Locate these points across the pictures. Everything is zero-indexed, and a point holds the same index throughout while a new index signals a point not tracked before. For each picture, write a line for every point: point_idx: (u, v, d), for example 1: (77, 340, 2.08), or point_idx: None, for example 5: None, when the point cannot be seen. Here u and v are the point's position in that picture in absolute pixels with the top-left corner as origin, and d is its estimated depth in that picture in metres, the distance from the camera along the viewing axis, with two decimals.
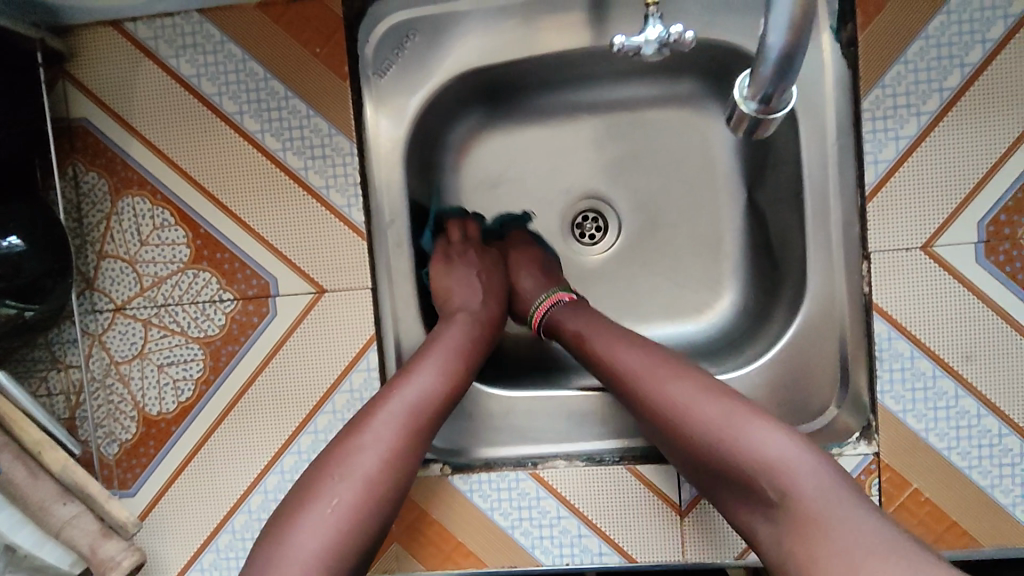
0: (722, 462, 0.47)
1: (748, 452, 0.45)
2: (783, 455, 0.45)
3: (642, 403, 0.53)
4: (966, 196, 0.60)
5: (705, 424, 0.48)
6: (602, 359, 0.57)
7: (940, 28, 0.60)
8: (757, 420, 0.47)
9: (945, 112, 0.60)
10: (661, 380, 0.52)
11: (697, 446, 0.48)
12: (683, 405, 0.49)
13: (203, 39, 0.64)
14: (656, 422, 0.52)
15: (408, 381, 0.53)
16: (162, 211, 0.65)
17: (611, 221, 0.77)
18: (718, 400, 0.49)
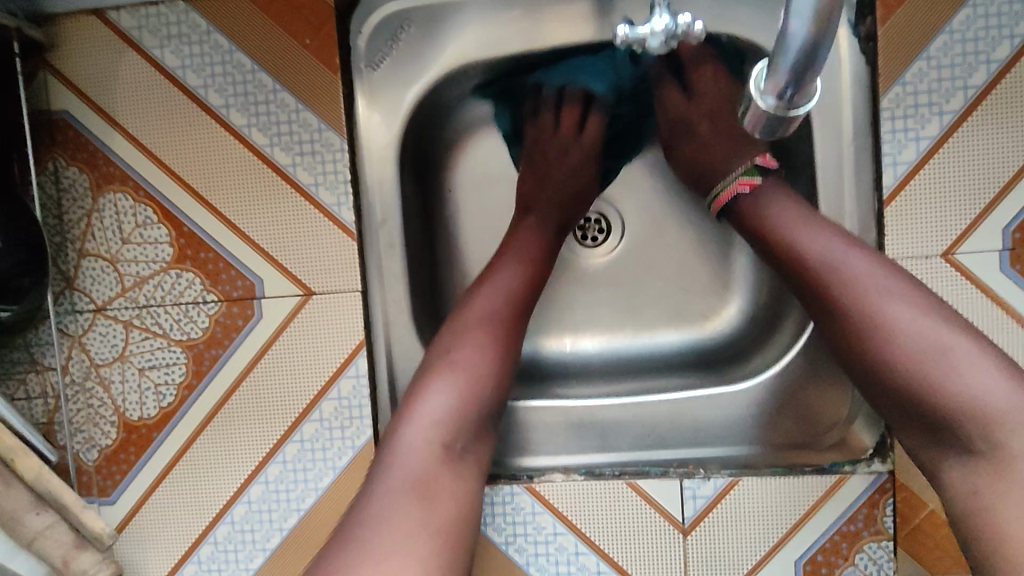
0: (871, 334, 0.46)
1: (906, 332, 0.45)
2: (945, 339, 0.45)
3: (842, 310, 0.48)
4: (991, 201, 0.57)
5: (921, 349, 0.45)
6: (758, 221, 0.54)
7: (965, 22, 0.56)
8: (978, 361, 0.44)
9: (969, 111, 0.57)
10: (876, 299, 0.47)
11: (851, 316, 0.47)
12: (847, 271, 0.48)
13: (188, 28, 0.62)
14: (846, 326, 0.48)
15: (486, 294, 0.58)
16: (145, 208, 0.63)
17: (614, 223, 0.73)
18: (937, 326, 0.45)
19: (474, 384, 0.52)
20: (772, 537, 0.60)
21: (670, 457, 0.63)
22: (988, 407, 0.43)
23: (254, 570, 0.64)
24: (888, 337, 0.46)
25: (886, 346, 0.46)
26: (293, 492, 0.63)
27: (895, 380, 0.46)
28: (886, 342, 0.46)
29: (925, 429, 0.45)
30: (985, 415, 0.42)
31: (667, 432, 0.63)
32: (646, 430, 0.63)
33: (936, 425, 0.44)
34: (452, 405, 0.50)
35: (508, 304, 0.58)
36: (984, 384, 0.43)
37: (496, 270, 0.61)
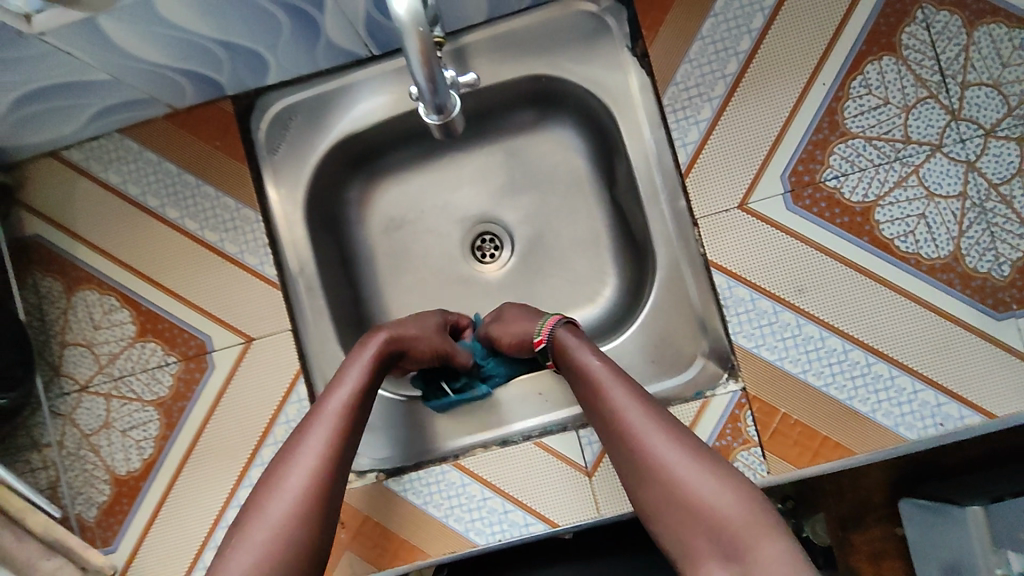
0: (645, 466, 0.54)
1: (669, 461, 0.53)
2: (713, 478, 0.52)
3: (622, 446, 0.56)
4: (766, 156, 0.71)
5: (684, 480, 0.52)
6: (581, 371, 0.62)
7: (712, 29, 0.73)
8: (735, 489, 0.51)
9: (731, 93, 0.72)
10: (648, 434, 0.55)
11: (629, 449, 0.55)
12: (625, 415, 0.56)
13: (125, 151, 0.78)
14: (631, 462, 0.55)
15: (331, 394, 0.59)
16: (109, 297, 0.77)
17: (503, 238, 0.88)
18: (701, 465, 0.53)
19: (313, 472, 0.53)
20: None
21: (567, 416, 0.74)
22: (732, 527, 0.49)
23: None
24: (656, 473, 0.53)
25: (655, 477, 0.53)
26: None
27: (672, 510, 0.52)
28: (648, 466, 0.54)
29: (705, 552, 0.50)
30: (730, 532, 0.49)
31: (561, 395, 0.76)
32: (543, 398, 0.76)
33: (708, 548, 0.50)
34: (296, 491, 0.52)
35: (355, 394, 0.59)
36: (743, 514, 0.50)
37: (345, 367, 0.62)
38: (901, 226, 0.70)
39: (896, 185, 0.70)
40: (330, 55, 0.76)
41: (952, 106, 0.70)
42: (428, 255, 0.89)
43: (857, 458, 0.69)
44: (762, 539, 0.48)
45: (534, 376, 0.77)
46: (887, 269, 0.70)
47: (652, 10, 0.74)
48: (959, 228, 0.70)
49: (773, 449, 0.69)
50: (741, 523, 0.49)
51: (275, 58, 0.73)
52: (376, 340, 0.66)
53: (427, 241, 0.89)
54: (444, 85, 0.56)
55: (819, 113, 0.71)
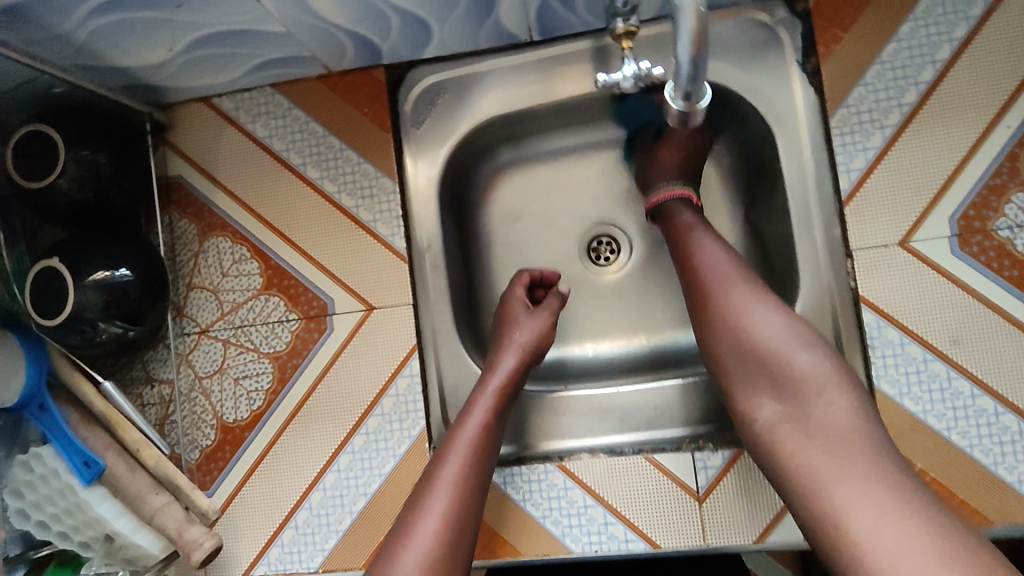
0: (725, 320, 0.60)
1: (762, 333, 0.57)
2: (790, 338, 0.57)
3: (703, 302, 0.62)
4: (936, 195, 0.67)
5: (764, 334, 0.57)
6: (689, 260, 0.66)
7: (893, 54, 0.69)
8: (805, 344, 0.56)
9: (906, 124, 0.68)
10: (734, 290, 0.61)
11: (724, 321, 0.60)
12: (715, 271, 0.63)
13: (274, 107, 0.78)
14: (711, 313, 0.61)
15: (463, 426, 0.63)
16: (240, 247, 0.78)
17: (623, 241, 0.87)
18: (780, 319, 0.58)
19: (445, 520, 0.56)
20: (777, 499, 0.67)
21: (682, 434, 0.72)
22: (818, 389, 0.54)
23: (329, 548, 0.74)
24: (751, 341, 0.57)
25: (746, 347, 0.57)
26: (360, 478, 0.74)
27: (743, 359, 0.58)
28: (728, 315, 0.59)
29: (760, 384, 0.56)
30: (815, 396, 0.53)
31: (678, 412, 0.73)
32: (659, 412, 0.73)
33: (772, 383, 0.56)
34: (432, 535, 0.55)
35: (479, 436, 0.62)
36: (834, 391, 0.54)
37: (476, 397, 0.66)
38: None
39: None
40: (491, 36, 0.74)
41: None
42: (546, 249, 0.88)
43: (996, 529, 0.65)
44: (820, 381, 0.54)
45: (651, 389, 0.74)
46: None
47: (831, 27, 0.71)
48: None
49: None
50: (828, 395, 0.53)
51: (440, 31, 0.71)
52: (508, 358, 0.70)
53: (546, 235, 0.88)
54: (704, 75, 0.51)
55: (999, 158, 0.67)
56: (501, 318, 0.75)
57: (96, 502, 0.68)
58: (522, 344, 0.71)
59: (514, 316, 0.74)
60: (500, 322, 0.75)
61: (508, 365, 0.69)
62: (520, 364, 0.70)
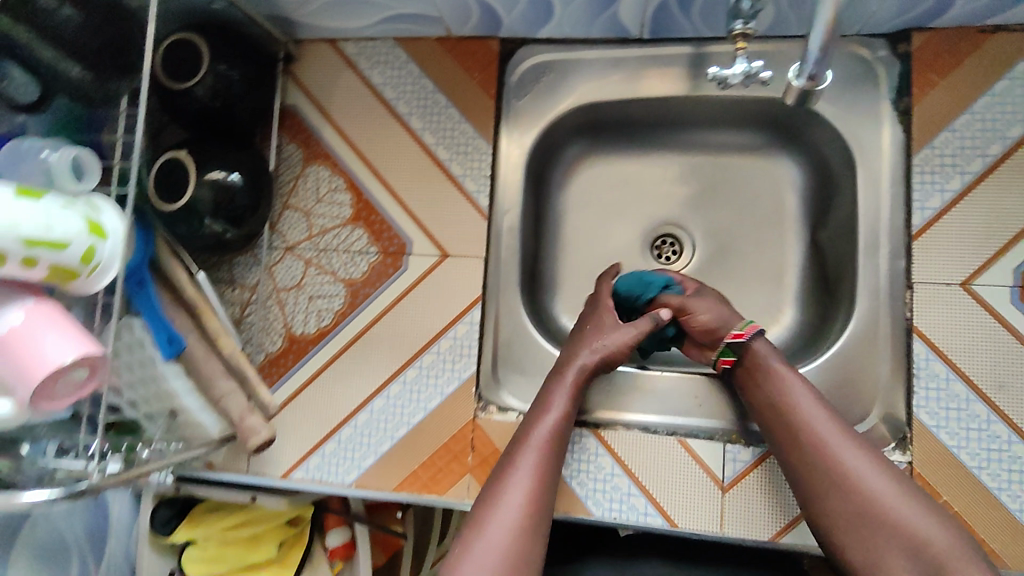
0: (840, 474, 0.63)
1: (848, 460, 0.63)
2: (903, 495, 0.61)
3: (808, 454, 0.65)
4: (1005, 245, 0.70)
5: (876, 490, 0.61)
6: (771, 376, 0.69)
7: (985, 106, 0.71)
8: (913, 501, 0.61)
9: (986, 174, 0.71)
10: (840, 445, 0.64)
11: (830, 470, 0.63)
12: (815, 421, 0.65)
13: (392, 58, 0.85)
14: (817, 466, 0.64)
15: (541, 418, 0.69)
16: (338, 179, 0.84)
17: (687, 244, 0.90)
18: (890, 481, 0.62)
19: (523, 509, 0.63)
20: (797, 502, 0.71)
21: (715, 426, 0.76)
22: (924, 538, 0.59)
23: (366, 467, 0.80)
24: (835, 463, 0.63)
25: (858, 497, 0.61)
26: (407, 408, 0.80)
27: (861, 517, 0.61)
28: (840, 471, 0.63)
29: (880, 542, 0.60)
30: (924, 544, 0.58)
31: (715, 404, 0.77)
32: (698, 402, 0.77)
33: (890, 541, 0.60)
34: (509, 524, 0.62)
35: (558, 425, 0.69)
36: (909, 514, 0.60)
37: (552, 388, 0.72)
38: None
39: None
40: (605, 27, 0.79)
41: None
42: (613, 236, 0.92)
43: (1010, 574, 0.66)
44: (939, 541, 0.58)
45: (692, 379, 0.78)
46: None
47: (928, 71, 0.73)
48: None
49: None
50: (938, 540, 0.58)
51: (561, 14, 0.77)
52: (592, 352, 0.73)
53: (615, 224, 0.92)
54: (830, 61, 0.61)
55: None
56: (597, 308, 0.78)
57: (172, 376, 0.74)
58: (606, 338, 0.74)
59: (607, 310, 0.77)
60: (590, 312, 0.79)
61: (590, 359, 0.73)
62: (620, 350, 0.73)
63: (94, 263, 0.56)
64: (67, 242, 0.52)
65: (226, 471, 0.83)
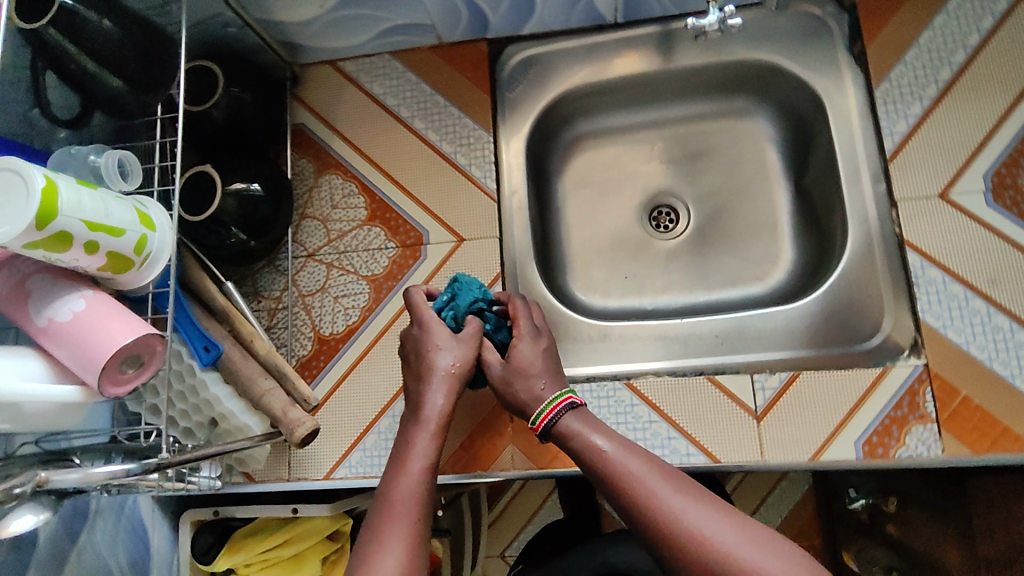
0: (661, 524, 0.55)
1: (670, 504, 0.56)
2: (737, 531, 0.54)
3: (630, 509, 0.58)
4: (971, 155, 0.77)
5: (704, 533, 0.54)
6: (586, 445, 0.63)
7: (929, 39, 0.80)
8: (751, 535, 0.54)
9: (943, 96, 0.79)
10: (656, 489, 0.57)
11: (650, 520, 0.56)
12: (631, 470, 0.59)
13: (390, 70, 0.91)
14: (639, 521, 0.57)
15: (403, 473, 0.62)
16: (351, 184, 0.89)
17: (682, 211, 0.97)
18: (719, 517, 0.55)
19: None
20: (832, 418, 0.73)
21: (740, 362, 0.79)
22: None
23: None
24: (666, 522, 0.55)
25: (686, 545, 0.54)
26: None
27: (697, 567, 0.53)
28: (662, 519, 0.55)
29: None
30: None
31: (735, 341, 0.80)
32: (720, 340, 0.80)
33: None
34: None
35: (423, 480, 0.62)
36: (763, 560, 0.52)
37: (411, 437, 0.66)
38: None
39: None
40: (582, 16, 0.88)
41: None
42: (613, 212, 0.98)
43: None
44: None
45: (711, 322, 0.81)
46: None
47: (874, 17, 0.82)
48: None
49: (948, 428, 0.71)
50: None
51: (542, 7, 0.85)
52: (444, 385, 0.69)
53: (614, 201, 0.98)
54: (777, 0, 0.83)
55: None
56: (427, 338, 0.72)
57: (212, 383, 0.76)
58: (454, 360, 0.70)
59: (440, 337, 0.71)
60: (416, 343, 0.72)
61: (443, 389, 0.68)
62: (448, 391, 0.69)
63: (145, 254, 0.59)
64: (124, 229, 0.55)
65: (267, 480, 0.82)
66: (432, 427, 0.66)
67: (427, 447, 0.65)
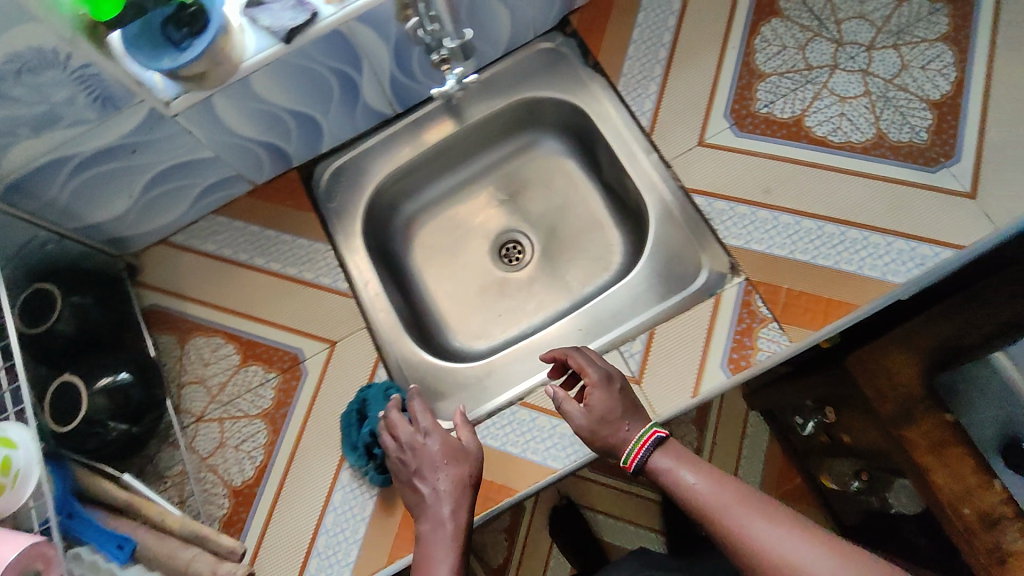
0: (747, 552, 0.60)
1: (758, 533, 0.61)
2: (816, 552, 0.58)
3: (721, 539, 0.63)
4: (708, 104, 0.92)
5: (787, 556, 0.59)
6: (671, 481, 0.68)
7: (639, 34, 0.97)
8: (831, 554, 0.58)
9: (668, 70, 0.95)
10: (744, 519, 0.62)
11: (740, 549, 0.61)
12: (717, 503, 0.64)
13: (218, 227, 0.99)
14: (732, 550, 0.62)
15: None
16: (216, 337, 0.93)
17: (525, 240, 1.08)
18: (801, 541, 0.59)
19: None
20: (696, 352, 0.82)
21: (607, 340, 0.86)
22: None
23: (354, 560, 0.80)
24: (756, 553, 0.60)
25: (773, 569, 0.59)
26: (366, 486, 0.83)
27: None
28: (750, 549, 0.60)
29: None
30: None
31: (595, 327, 0.89)
32: (583, 331, 0.90)
33: None
34: None
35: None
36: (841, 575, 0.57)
37: (435, 553, 0.69)
38: (830, 125, 0.88)
39: (814, 99, 0.90)
40: (366, 118, 0.99)
41: (834, 38, 0.93)
42: (467, 266, 1.07)
43: (863, 310, 0.81)
44: None
45: (572, 319, 0.90)
46: (830, 159, 0.87)
47: (592, 33, 0.99)
48: (875, 115, 0.88)
49: (787, 321, 0.81)
50: None
51: (328, 125, 0.96)
52: (449, 471, 0.74)
53: (463, 256, 1.08)
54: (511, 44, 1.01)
55: (738, 67, 0.93)
56: (417, 460, 0.76)
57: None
58: (438, 450, 0.75)
59: (418, 438, 0.77)
60: (408, 468, 0.75)
61: (446, 481, 0.73)
62: (455, 499, 0.72)
63: (14, 472, 0.61)
64: None
65: None
66: (448, 524, 0.71)
67: (450, 547, 0.69)
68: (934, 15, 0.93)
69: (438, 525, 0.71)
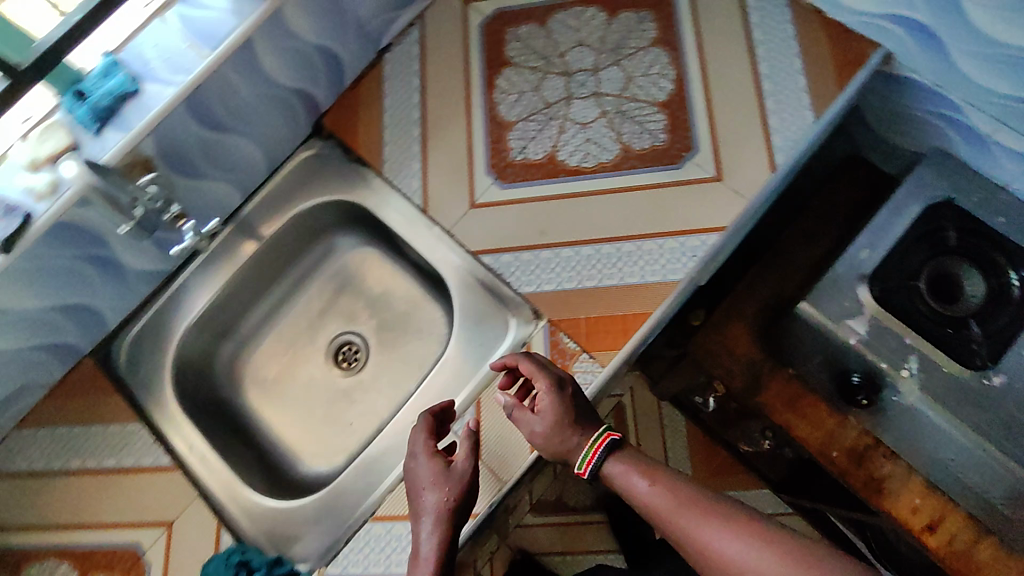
0: (696, 554, 0.63)
1: (703, 536, 0.63)
2: (754, 550, 0.61)
3: (675, 541, 0.66)
4: (469, 166, 0.95)
5: (727, 555, 0.61)
6: (626, 489, 0.70)
7: (390, 117, 0.99)
8: (769, 547, 0.60)
9: (425, 144, 0.97)
10: (691, 523, 0.64)
11: (690, 550, 0.64)
12: (666, 509, 0.66)
13: (15, 441, 0.91)
14: (686, 551, 0.65)
15: None
16: (43, 561, 0.85)
17: (356, 337, 1.07)
18: (740, 539, 0.62)
19: None
20: None
21: None
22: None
23: None
24: (703, 554, 0.63)
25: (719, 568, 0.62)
26: None
27: None
28: (699, 551, 0.63)
29: None
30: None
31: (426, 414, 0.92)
32: (417, 421, 0.92)
33: None
34: None
35: None
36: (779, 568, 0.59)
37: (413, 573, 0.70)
38: (579, 153, 0.93)
39: (560, 133, 0.95)
40: (145, 280, 0.95)
41: (563, 70, 0.98)
42: (304, 385, 1.05)
43: (657, 315, 0.85)
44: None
45: (404, 413, 0.92)
46: (587, 185, 0.92)
47: (345, 128, 1.00)
48: (615, 133, 0.94)
49: (595, 348, 0.85)
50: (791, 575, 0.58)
51: (104, 303, 0.92)
52: (435, 488, 0.74)
53: (298, 376, 1.06)
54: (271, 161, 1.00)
55: (486, 123, 0.97)
56: (411, 481, 0.77)
57: None
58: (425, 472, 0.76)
59: (411, 462, 0.78)
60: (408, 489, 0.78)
61: (429, 499, 0.73)
62: (437, 516, 0.72)
63: None
64: None
65: None
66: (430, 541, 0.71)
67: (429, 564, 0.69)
68: (641, 24, 0.99)
69: (417, 549, 0.71)
